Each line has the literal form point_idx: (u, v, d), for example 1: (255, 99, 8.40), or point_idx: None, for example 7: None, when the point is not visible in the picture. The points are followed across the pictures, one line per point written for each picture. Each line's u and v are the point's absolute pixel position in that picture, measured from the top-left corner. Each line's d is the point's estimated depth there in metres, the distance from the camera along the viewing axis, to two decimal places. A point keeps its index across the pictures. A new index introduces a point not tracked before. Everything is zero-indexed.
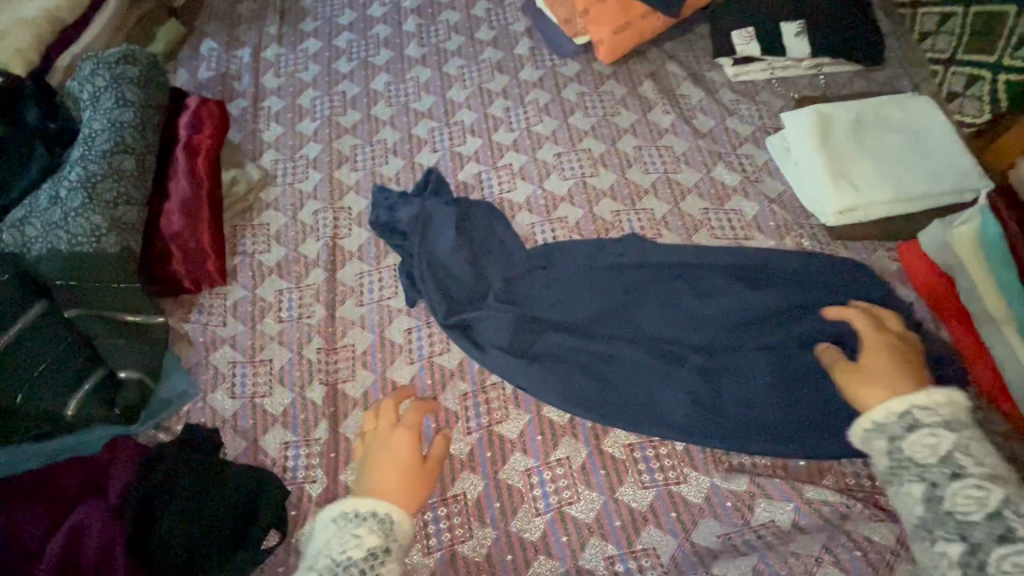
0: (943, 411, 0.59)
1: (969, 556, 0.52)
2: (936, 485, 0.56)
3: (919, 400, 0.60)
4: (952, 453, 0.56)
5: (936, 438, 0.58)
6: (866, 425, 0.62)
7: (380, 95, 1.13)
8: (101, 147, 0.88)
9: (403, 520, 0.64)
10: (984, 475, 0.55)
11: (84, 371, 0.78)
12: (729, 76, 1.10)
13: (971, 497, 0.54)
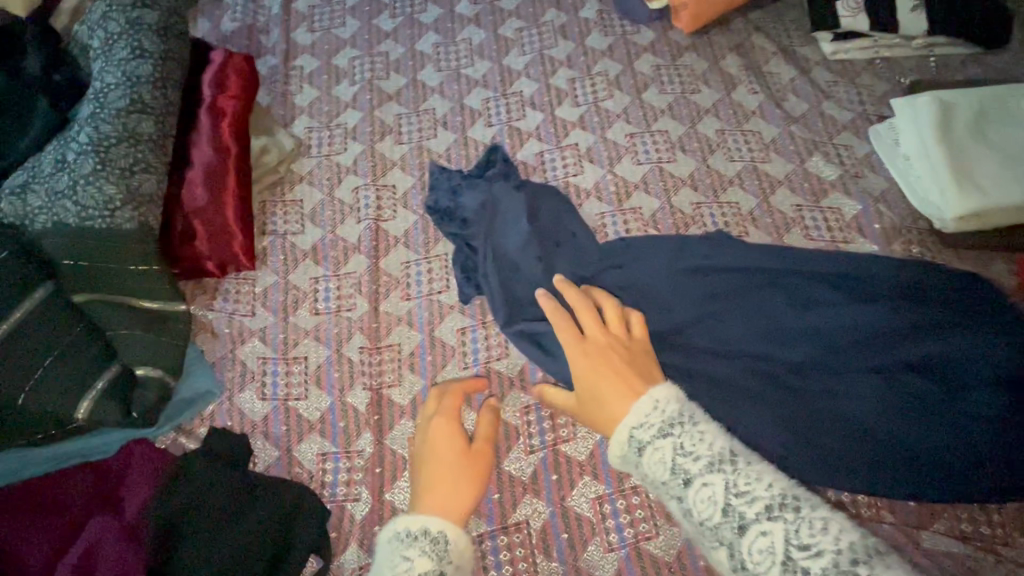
0: (653, 420, 0.53)
1: (732, 560, 0.47)
2: (681, 499, 0.50)
3: (632, 420, 0.54)
4: (676, 461, 0.50)
5: (660, 451, 0.51)
6: (621, 444, 0.55)
7: (428, 57, 1.00)
8: (114, 104, 0.76)
9: (458, 537, 0.58)
10: (705, 468, 0.49)
11: (96, 367, 0.68)
12: (825, 54, 0.97)
13: (705, 500, 0.48)
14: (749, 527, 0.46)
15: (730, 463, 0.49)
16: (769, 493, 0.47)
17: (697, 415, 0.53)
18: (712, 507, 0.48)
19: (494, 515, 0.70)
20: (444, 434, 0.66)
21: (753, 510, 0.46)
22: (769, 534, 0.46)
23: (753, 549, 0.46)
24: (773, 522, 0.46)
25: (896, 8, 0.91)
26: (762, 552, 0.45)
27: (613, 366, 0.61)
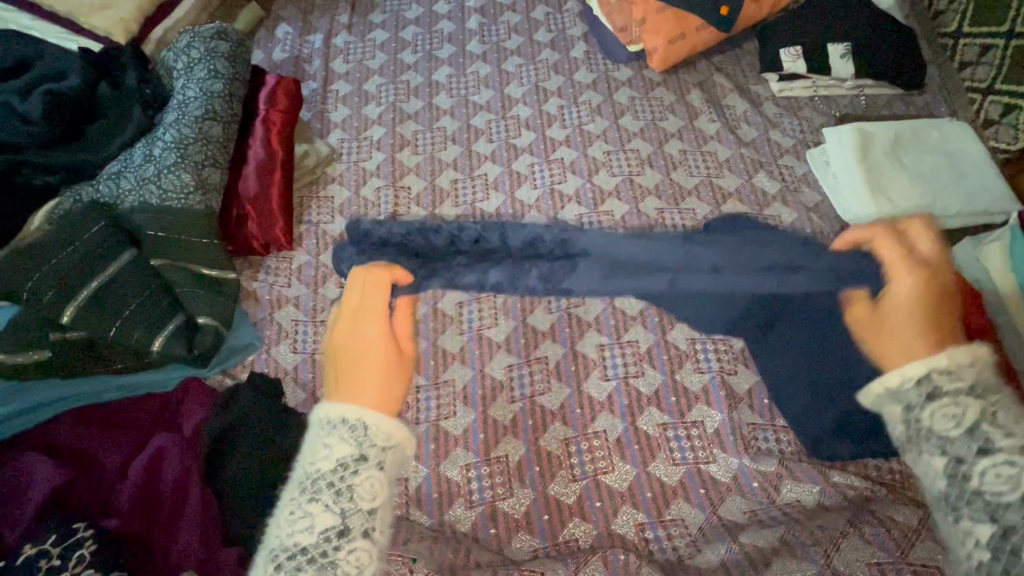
0: (966, 376, 0.56)
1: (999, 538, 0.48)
2: (964, 461, 0.52)
3: (935, 365, 0.56)
4: (978, 426, 0.52)
5: (953, 407, 0.54)
6: (887, 383, 0.59)
7: (442, 85, 1.20)
8: (192, 112, 0.96)
9: (381, 425, 0.59)
10: (1015, 447, 0.51)
11: (166, 316, 0.84)
12: (774, 91, 1.16)
13: (999, 478, 0.50)
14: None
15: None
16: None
17: (1004, 400, 0.54)
18: (1006, 485, 0.49)
19: (479, 450, 0.85)
20: (371, 335, 0.65)
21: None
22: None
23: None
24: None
25: (828, 55, 1.11)
26: (1004, 478, 0.50)
27: (936, 300, 0.64)
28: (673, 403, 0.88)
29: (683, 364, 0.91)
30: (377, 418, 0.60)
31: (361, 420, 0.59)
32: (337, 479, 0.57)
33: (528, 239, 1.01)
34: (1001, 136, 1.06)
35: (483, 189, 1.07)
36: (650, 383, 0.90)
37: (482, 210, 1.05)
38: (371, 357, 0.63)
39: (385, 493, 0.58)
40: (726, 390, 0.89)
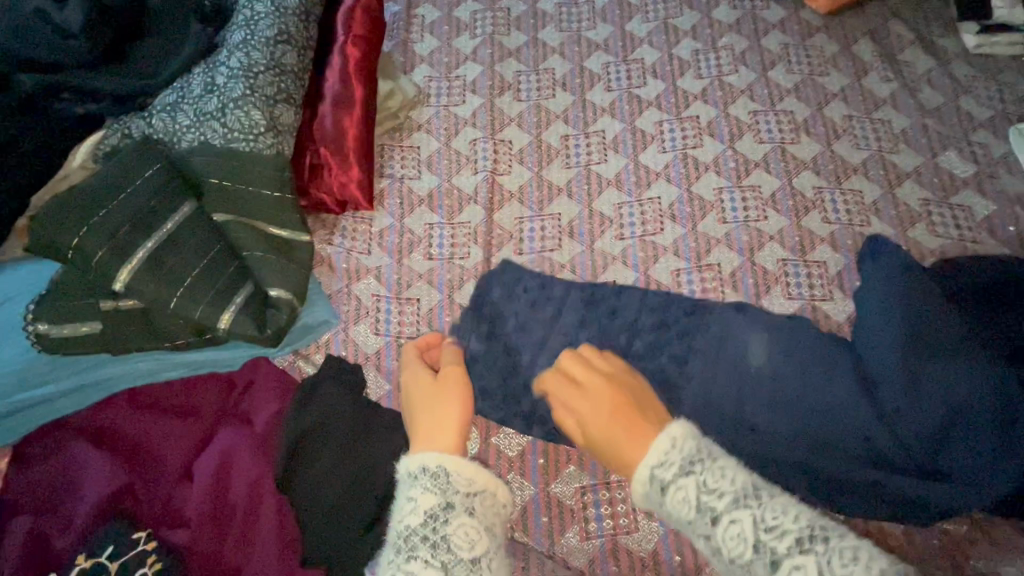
0: (674, 457, 0.51)
1: None
2: (710, 538, 0.48)
3: (652, 459, 0.52)
4: (700, 499, 0.49)
5: (683, 491, 0.49)
6: (642, 484, 0.52)
7: (549, 17, 0.99)
8: (262, 33, 0.78)
9: (460, 468, 0.53)
10: (731, 504, 0.48)
11: (233, 285, 0.70)
12: (968, 47, 0.93)
13: (734, 537, 0.46)
14: (781, 562, 0.44)
15: (754, 498, 0.48)
16: (797, 523, 0.46)
17: (716, 451, 0.52)
18: (742, 543, 0.46)
19: (596, 470, 0.71)
20: (411, 377, 0.65)
21: (784, 544, 0.45)
22: (802, 567, 0.44)
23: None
24: (741, 510, 0.47)
25: None
26: (737, 538, 0.46)
27: (624, 401, 0.59)
28: None
29: None
30: (462, 465, 0.53)
31: (442, 464, 0.52)
32: (431, 532, 0.49)
33: (654, 216, 0.84)
34: None
35: (600, 150, 0.89)
36: None
37: (599, 174, 0.87)
38: (416, 399, 0.62)
39: (485, 538, 0.49)
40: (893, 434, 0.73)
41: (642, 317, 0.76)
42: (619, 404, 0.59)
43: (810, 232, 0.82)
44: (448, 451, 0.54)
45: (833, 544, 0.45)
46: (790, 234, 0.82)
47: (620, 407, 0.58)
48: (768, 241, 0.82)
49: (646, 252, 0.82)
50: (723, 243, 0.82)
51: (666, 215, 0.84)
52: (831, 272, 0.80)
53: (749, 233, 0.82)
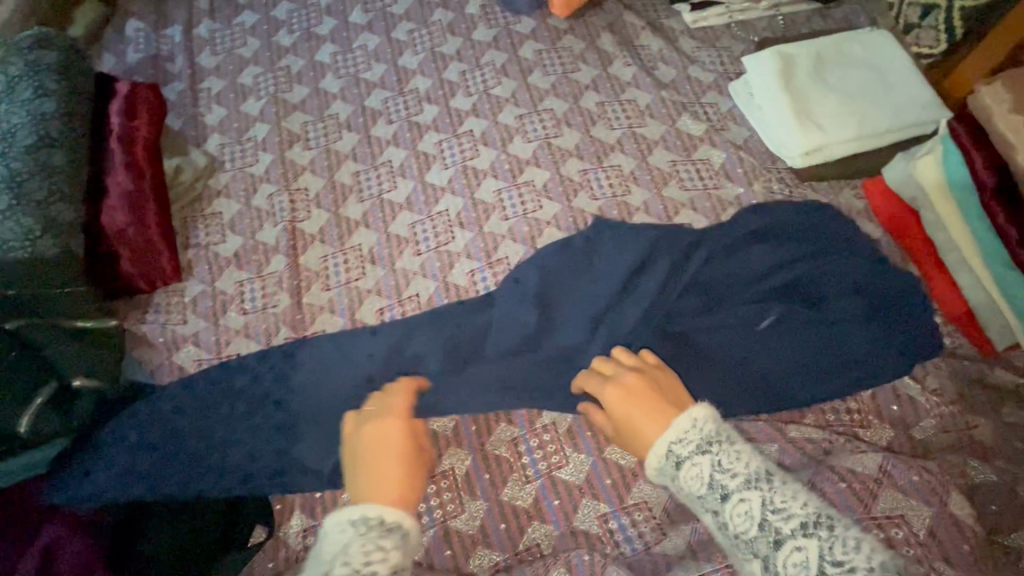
0: (693, 435, 0.54)
1: (767, 573, 0.47)
2: (718, 513, 0.51)
3: (671, 435, 0.55)
4: (713, 477, 0.52)
5: (698, 468, 0.52)
6: (657, 462, 0.55)
7: (327, 67, 1.07)
8: (23, 142, 0.82)
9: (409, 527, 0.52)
10: (742, 484, 0.50)
11: (33, 388, 0.70)
12: (688, 23, 1.08)
13: (742, 514, 0.49)
14: (784, 542, 0.46)
15: (767, 482, 0.50)
16: (804, 509, 0.47)
17: (736, 437, 0.54)
18: (749, 521, 0.49)
19: None
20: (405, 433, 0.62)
21: (789, 526, 0.47)
22: (805, 549, 0.46)
23: (790, 563, 0.46)
24: (751, 491, 0.50)
25: None
26: (743, 516, 0.49)
27: (648, 390, 0.62)
28: None
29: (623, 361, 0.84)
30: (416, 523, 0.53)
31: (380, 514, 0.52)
32: None
33: (445, 227, 0.92)
34: (921, 41, 0.98)
35: (389, 178, 0.97)
36: None
37: (391, 201, 0.95)
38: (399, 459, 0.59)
39: None
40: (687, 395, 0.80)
41: (441, 320, 0.83)
42: (647, 390, 0.62)
43: (581, 211, 0.93)
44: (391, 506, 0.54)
45: (840, 533, 0.46)
46: (563, 217, 0.92)
47: (646, 397, 0.61)
48: (546, 227, 0.92)
49: (442, 261, 0.90)
50: (507, 237, 0.91)
51: (454, 224, 0.93)
52: None
53: (529, 224, 0.92)
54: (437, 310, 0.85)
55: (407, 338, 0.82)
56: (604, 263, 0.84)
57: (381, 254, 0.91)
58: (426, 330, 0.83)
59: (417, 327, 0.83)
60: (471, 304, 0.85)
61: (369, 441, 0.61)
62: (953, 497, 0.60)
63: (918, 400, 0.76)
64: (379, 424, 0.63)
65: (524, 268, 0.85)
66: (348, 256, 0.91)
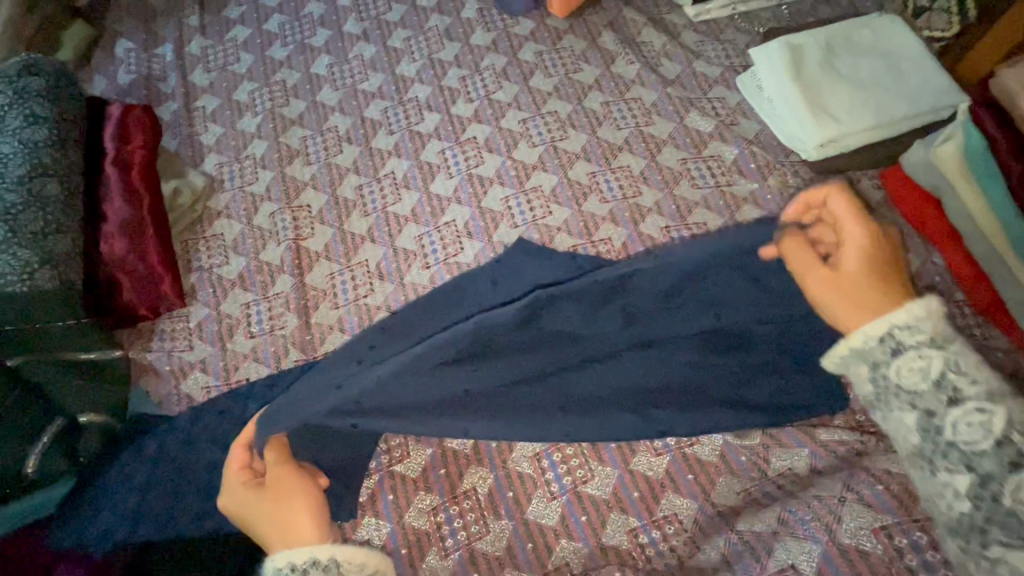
0: (923, 326, 0.48)
1: (926, 431, 0.46)
2: (898, 381, 0.48)
3: (897, 319, 0.48)
4: (945, 374, 0.46)
5: (923, 355, 0.47)
6: (855, 335, 0.50)
7: (323, 79, 1.04)
8: (14, 171, 0.79)
9: (350, 555, 0.56)
10: (928, 344, 0.47)
11: (38, 425, 0.70)
12: (690, 17, 1.05)
13: (916, 370, 0.47)
14: (963, 399, 0.45)
15: (949, 344, 0.48)
16: (986, 379, 0.46)
17: (946, 325, 0.49)
18: (922, 377, 0.47)
19: (443, 488, 0.75)
20: (242, 496, 0.63)
21: (972, 389, 0.45)
22: (988, 412, 0.44)
23: (907, 369, 0.48)
24: (933, 353, 0.47)
25: None
26: (915, 372, 0.47)
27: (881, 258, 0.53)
28: None
29: None
30: (350, 550, 0.57)
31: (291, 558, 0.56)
32: None
33: (453, 237, 0.90)
34: (932, 24, 0.96)
35: (393, 191, 0.94)
36: None
37: (396, 214, 0.92)
38: (278, 508, 0.61)
39: None
40: None
41: (433, 318, 0.78)
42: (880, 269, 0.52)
43: (592, 215, 0.90)
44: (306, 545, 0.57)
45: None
46: (574, 222, 0.90)
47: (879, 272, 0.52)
48: (557, 233, 0.89)
49: (452, 272, 0.88)
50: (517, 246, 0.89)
51: (463, 234, 0.90)
52: (617, 245, 0.88)
53: (539, 230, 0.90)
54: (433, 308, 0.80)
55: (397, 337, 0.74)
56: (607, 264, 0.80)
57: (389, 269, 0.88)
58: (423, 328, 0.76)
59: (410, 327, 0.76)
60: (463, 300, 0.80)
61: (247, 507, 0.62)
62: None
63: None
64: (240, 490, 0.63)
65: (514, 269, 0.83)
66: (355, 273, 0.88)
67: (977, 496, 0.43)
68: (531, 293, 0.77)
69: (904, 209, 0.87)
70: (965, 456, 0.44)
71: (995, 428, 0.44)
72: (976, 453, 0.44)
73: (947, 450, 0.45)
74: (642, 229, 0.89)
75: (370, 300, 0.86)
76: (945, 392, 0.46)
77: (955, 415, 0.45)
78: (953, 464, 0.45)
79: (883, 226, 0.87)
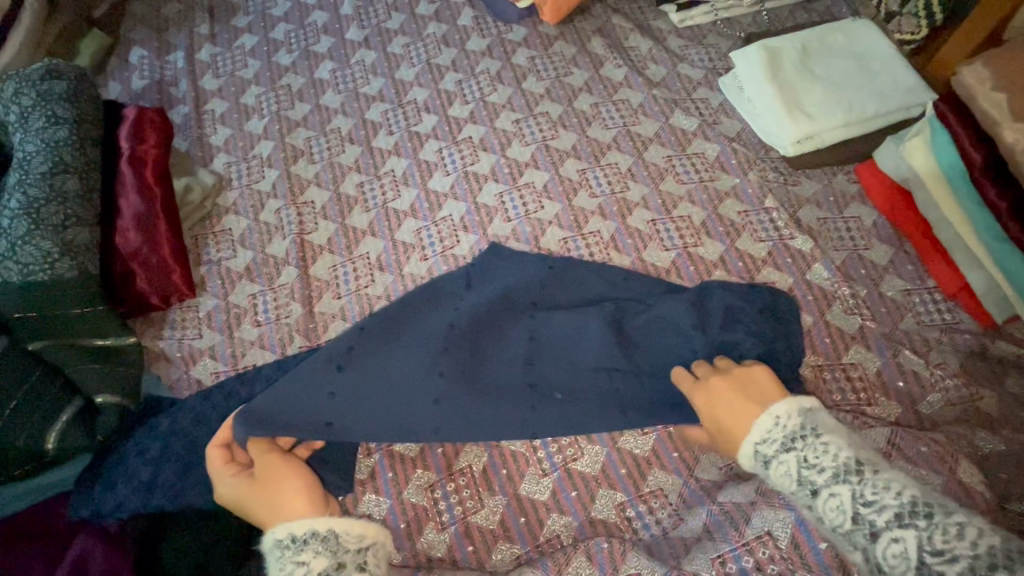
0: (778, 433, 0.54)
1: (822, 522, 0.51)
2: (811, 506, 0.51)
3: (755, 437, 0.56)
4: (802, 473, 0.52)
5: (784, 465, 0.53)
6: (750, 450, 0.56)
7: (326, 83, 1.10)
8: (38, 169, 0.84)
9: (349, 527, 0.58)
10: (784, 448, 0.53)
11: (58, 404, 0.74)
12: (675, 23, 1.11)
13: (782, 474, 0.53)
14: (820, 491, 0.50)
15: (802, 439, 0.53)
16: (836, 462, 0.50)
17: (822, 426, 0.53)
18: (788, 479, 0.52)
19: (440, 466, 0.79)
20: (233, 485, 0.66)
21: (822, 478, 0.50)
22: (838, 495, 0.49)
23: (779, 473, 0.53)
24: (789, 453, 0.53)
25: None
26: (782, 474, 0.53)
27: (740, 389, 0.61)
28: None
29: None
30: (348, 522, 0.59)
31: (290, 529, 0.58)
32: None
33: (449, 231, 0.95)
34: (903, 28, 1.01)
35: (393, 188, 0.99)
36: None
37: (395, 210, 0.97)
38: (271, 489, 0.63)
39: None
40: None
41: (406, 314, 0.80)
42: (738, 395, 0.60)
43: (582, 210, 0.95)
44: (301, 518, 0.59)
45: (881, 480, 0.48)
46: (564, 216, 0.95)
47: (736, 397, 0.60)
48: (549, 226, 0.94)
49: (449, 264, 0.92)
50: (511, 238, 0.93)
51: (459, 228, 0.95)
52: (605, 237, 0.93)
53: (531, 224, 0.94)
54: (403, 310, 0.81)
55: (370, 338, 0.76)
56: (576, 270, 0.87)
57: (389, 261, 0.93)
58: (398, 330, 0.78)
59: (385, 328, 0.78)
60: (432, 305, 0.83)
61: (246, 497, 0.64)
62: (963, 465, 0.60)
63: (922, 374, 0.77)
64: (234, 481, 0.66)
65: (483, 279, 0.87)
66: (357, 265, 0.93)
67: (873, 573, 0.47)
68: (499, 298, 0.82)
69: (875, 201, 0.92)
70: (848, 538, 0.48)
71: (848, 510, 0.48)
72: (849, 534, 0.48)
73: (839, 534, 0.49)
74: (629, 222, 0.93)
75: (370, 291, 0.91)
76: (806, 488, 0.51)
77: (819, 502, 0.50)
78: (851, 545, 0.49)
79: (859, 218, 0.92)
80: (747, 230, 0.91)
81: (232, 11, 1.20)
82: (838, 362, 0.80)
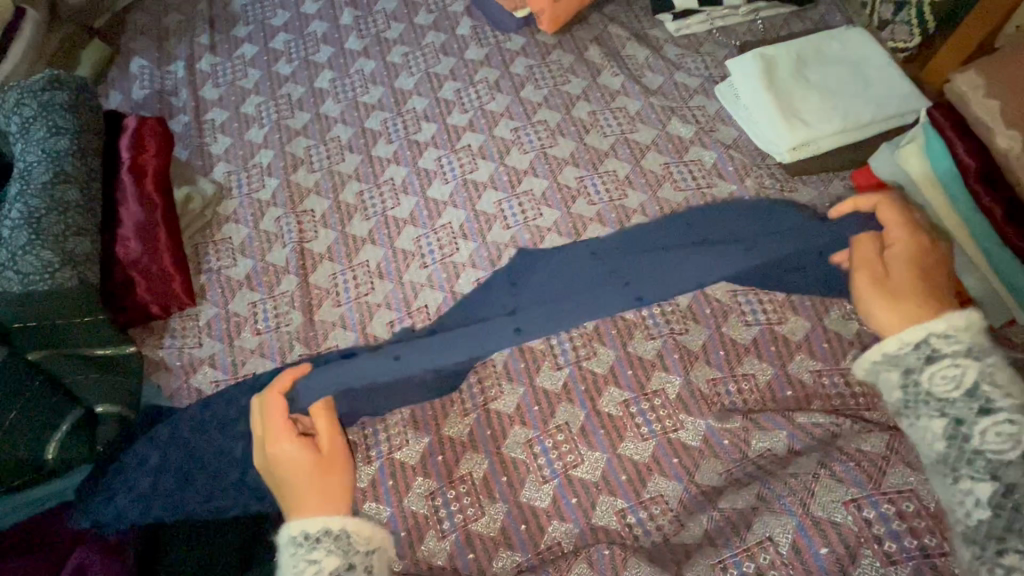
0: (962, 338, 0.60)
1: (953, 437, 0.56)
2: (957, 416, 0.57)
3: (940, 326, 0.61)
4: (977, 384, 0.57)
5: (959, 368, 0.58)
6: (889, 348, 0.63)
7: (326, 92, 1.11)
8: (39, 179, 0.85)
9: (359, 529, 0.62)
10: (962, 357, 0.59)
11: (56, 415, 0.74)
12: (671, 32, 1.12)
13: (948, 377, 0.58)
14: (994, 409, 0.55)
15: (980, 356, 0.59)
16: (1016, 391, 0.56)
17: (983, 350, 0.60)
18: (952, 386, 0.58)
19: (440, 474, 0.79)
20: (284, 451, 0.70)
21: (1003, 401, 0.56)
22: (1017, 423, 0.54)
23: (939, 376, 0.59)
24: (963, 364, 0.58)
25: None
26: (947, 380, 0.58)
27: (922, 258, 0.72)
28: (646, 410, 0.80)
29: (607, 388, 0.82)
30: (361, 524, 0.63)
31: (304, 526, 0.62)
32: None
33: (449, 239, 0.95)
34: (897, 36, 1.03)
35: (392, 195, 0.99)
36: (617, 401, 0.81)
37: (395, 218, 0.98)
38: (321, 470, 0.68)
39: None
40: (702, 394, 0.80)
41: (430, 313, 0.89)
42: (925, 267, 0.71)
43: (580, 217, 0.96)
44: (329, 513, 0.63)
45: None
46: (563, 223, 0.95)
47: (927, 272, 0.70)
48: (548, 233, 0.95)
49: (448, 272, 0.93)
50: (510, 245, 0.94)
51: (458, 235, 0.95)
52: (604, 245, 0.93)
53: (530, 232, 0.95)
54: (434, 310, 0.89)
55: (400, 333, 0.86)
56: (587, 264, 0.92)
57: (389, 269, 0.93)
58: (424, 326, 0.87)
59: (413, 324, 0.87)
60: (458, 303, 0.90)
61: (287, 469, 0.68)
62: None
63: None
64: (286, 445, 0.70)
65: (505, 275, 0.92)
66: (357, 273, 0.93)
67: (997, 502, 0.52)
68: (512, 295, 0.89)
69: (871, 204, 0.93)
70: (987, 461, 0.54)
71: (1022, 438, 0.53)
72: (997, 454, 0.54)
73: (967, 455, 0.55)
74: (628, 229, 0.94)
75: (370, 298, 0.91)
76: (975, 401, 0.57)
77: (985, 423, 0.55)
78: (977, 473, 0.54)
79: None
80: (746, 235, 0.92)
81: (232, 21, 1.21)
82: (836, 367, 0.80)
